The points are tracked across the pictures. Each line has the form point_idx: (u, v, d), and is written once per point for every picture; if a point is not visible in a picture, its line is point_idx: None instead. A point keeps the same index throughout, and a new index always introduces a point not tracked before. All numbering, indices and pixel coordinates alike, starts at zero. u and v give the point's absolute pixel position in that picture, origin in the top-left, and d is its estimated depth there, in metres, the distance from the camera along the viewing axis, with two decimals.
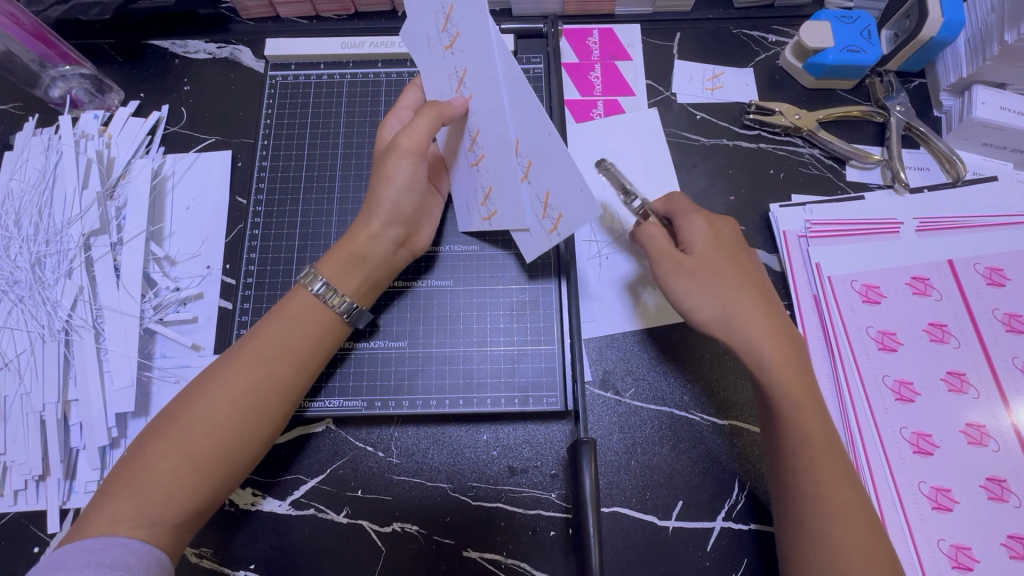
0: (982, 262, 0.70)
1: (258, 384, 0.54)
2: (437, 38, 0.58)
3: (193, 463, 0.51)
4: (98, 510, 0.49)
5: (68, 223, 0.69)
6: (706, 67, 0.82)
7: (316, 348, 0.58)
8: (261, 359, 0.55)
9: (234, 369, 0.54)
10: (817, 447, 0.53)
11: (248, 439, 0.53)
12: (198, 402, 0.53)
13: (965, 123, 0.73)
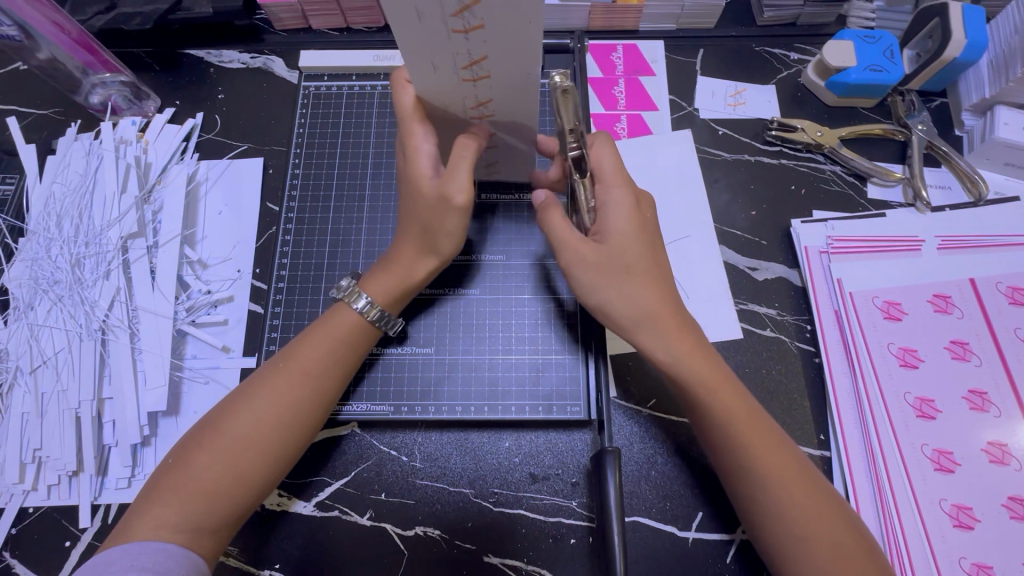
0: (1004, 281, 0.70)
1: (300, 396, 0.56)
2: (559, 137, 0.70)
3: (235, 473, 0.53)
4: (142, 516, 0.51)
5: (106, 226, 0.71)
6: (729, 83, 0.83)
7: (352, 360, 0.60)
8: (304, 371, 0.57)
9: (276, 381, 0.56)
10: (753, 449, 0.54)
11: (289, 447, 0.56)
12: (242, 411, 0.55)
13: (987, 143, 0.74)
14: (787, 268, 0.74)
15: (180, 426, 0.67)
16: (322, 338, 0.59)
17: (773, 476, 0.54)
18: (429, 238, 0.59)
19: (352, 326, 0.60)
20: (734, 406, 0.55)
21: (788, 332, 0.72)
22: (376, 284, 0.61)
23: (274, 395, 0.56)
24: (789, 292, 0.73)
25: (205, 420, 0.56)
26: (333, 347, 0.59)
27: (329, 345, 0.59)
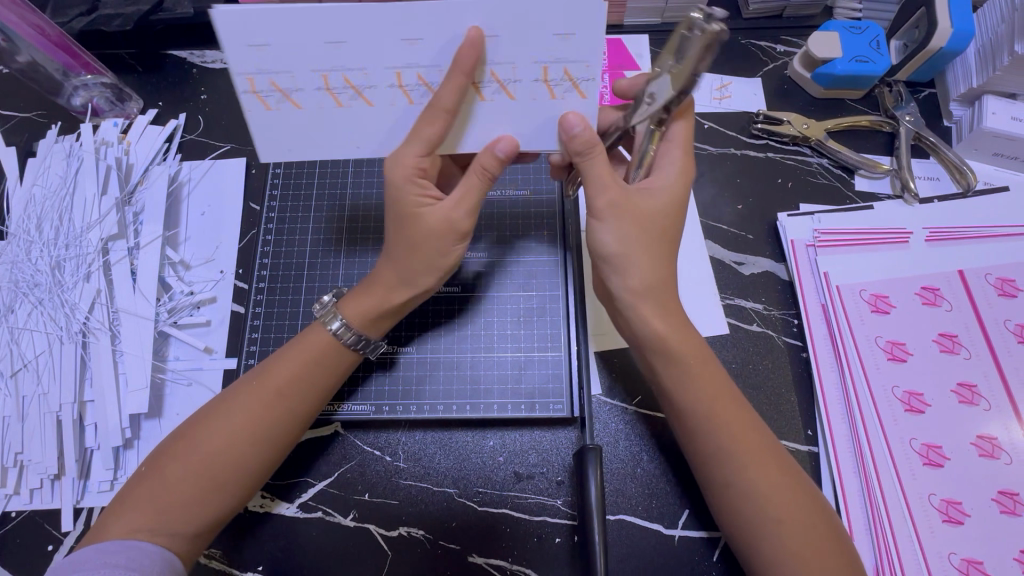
0: (993, 272, 0.69)
1: (273, 415, 0.55)
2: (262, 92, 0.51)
3: (207, 486, 0.52)
4: (115, 518, 0.51)
5: (87, 228, 0.71)
6: (714, 76, 0.82)
7: (329, 381, 0.58)
8: (275, 388, 0.55)
9: (249, 398, 0.55)
10: (750, 462, 0.52)
11: (261, 462, 0.54)
12: (212, 426, 0.54)
13: (976, 133, 0.73)
14: (773, 262, 0.74)
15: (162, 428, 0.67)
16: (294, 354, 0.57)
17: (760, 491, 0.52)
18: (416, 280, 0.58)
19: (325, 343, 0.58)
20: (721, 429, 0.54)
21: (776, 327, 0.71)
22: (353, 302, 0.58)
23: (245, 412, 0.54)
24: (776, 287, 0.73)
25: (175, 432, 0.55)
26: (305, 366, 0.57)
27: (302, 362, 0.57)
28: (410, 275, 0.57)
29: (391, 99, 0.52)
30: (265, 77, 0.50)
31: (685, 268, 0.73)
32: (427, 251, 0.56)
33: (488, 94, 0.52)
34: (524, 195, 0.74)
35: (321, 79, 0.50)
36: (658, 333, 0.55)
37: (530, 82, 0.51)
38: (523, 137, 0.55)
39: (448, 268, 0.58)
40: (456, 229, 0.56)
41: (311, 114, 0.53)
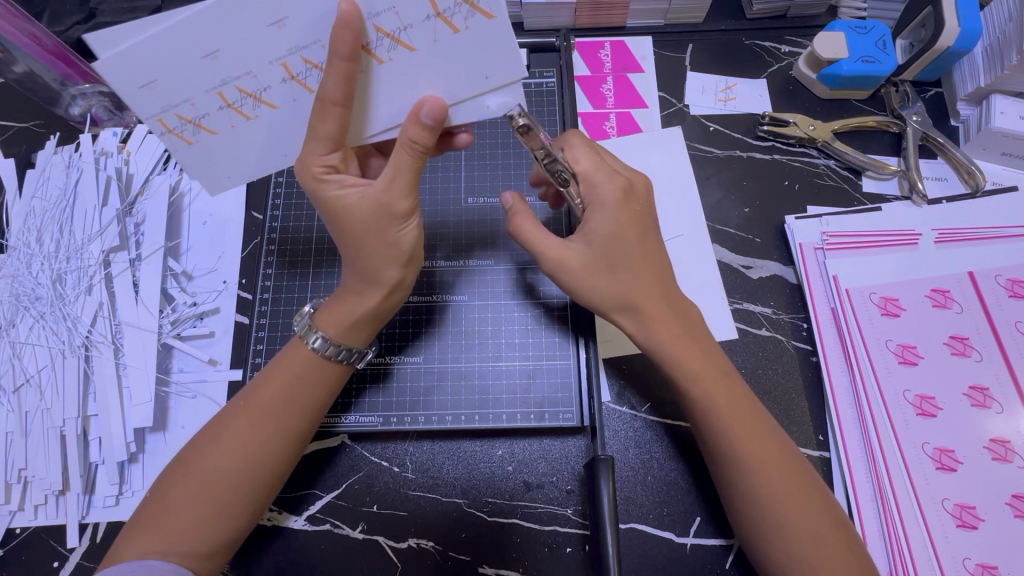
0: (1003, 274, 0.69)
1: (270, 437, 0.54)
2: (177, 128, 0.48)
3: (212, 511, 0.51)
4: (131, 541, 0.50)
5: (88, 240, 0.70)
6: (719, 78, 0.82)
7: (322, 398, 0.57)
8: (265, 412, 0.54)
9: (243, 421, 0.54)
10: (771, 472, 0.52)
11: (265, 484, 0.54)
12: (210, 451, 0.53)
13: (983, 133, 0.73)
14: (781, 265, 0.73)
15: (168, 442, 0.66)
16: (279, 375, 0.56)
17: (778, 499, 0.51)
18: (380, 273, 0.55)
19: (311, 361, 0.56)
20: (740, 438, 0.53)
21: (785, 331, 0.70)
22: (329, 316, 0.56)
23: (237, 436, 0.53)
24: (784, 290, 0.72)
25: (173, 459, 0.54)
26: (292, 388, 0.55)
27: (290, 383, 0.55)
28: (367, 271, 0.55)
29: (291, 95, 0.49)
30: (169, 113, 0.47)
31: (693, 272, 0.72)
32: (377, 244, 0.53)
33: (384, 55, 0.46)
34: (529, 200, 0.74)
35: (218, 97, 0.47)
36: (662, 340, 0.56)
37: (420, 24, 0.44)
38: (449, 91, 0.48)
39: (408, 253, 0.55)
40: (392, 212, 0.52)
41: (230, 136, 0.50)
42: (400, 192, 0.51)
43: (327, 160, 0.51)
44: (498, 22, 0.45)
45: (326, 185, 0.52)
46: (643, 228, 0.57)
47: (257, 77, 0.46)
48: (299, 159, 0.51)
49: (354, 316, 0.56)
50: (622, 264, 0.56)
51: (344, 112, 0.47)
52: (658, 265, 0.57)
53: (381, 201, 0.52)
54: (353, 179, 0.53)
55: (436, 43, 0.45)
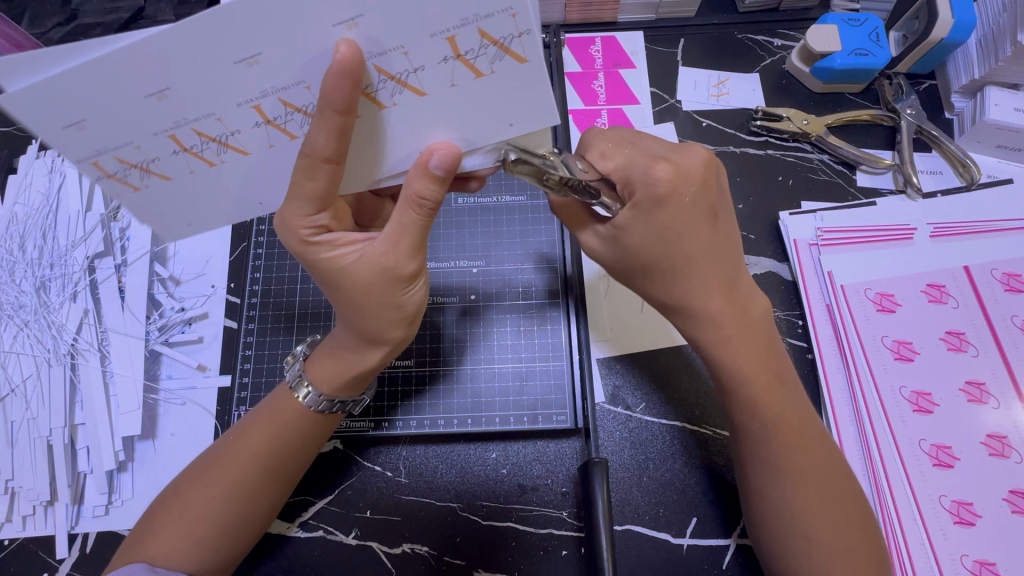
0: (999, 268, 0.68)
1: (252, 474, 0.54)
2: (122, 173, 0.44)
3: (193, 547, 0.51)
4: (139, 543, 0.52)
5: (71, 246, 0.69)
6: (711, 73, 0.81)
7: (308, 440, 0.56)
8: (250, 454, 0.54)
9: (225, 459, 0.54)
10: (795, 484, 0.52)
11: (247, 518, 0.54)
12: (194, 488, 0.53)
13: (978, 125, 0.72)
14: (776, 262, 0.72)
15: (157, 450, 0.65)
16: (267, 417, 0.55)
17: (802, 503, 0.52)
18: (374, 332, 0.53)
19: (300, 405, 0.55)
20: (780, 443, 0.53)
21: (780, 329, 0.70)
22: (321, 369, 0.55)
23: (223, 477, 0.53)
24: (779, 287, 0.71)
25: (161, 496, 0.55)
26: (278, 432, 0.55)
27: (277, 425, 0.55)
28: (370, 331, 0.53)
29: (267, 139, 0.44)
30: (107, 157, 0.42)
31: None
32: (383, 308, 0.52)
33: (388, 99, 0.42)
34: (520, 200, 0.73)
35: (171, 141, 0.42)
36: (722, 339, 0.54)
37: (435, 66, 0.39)
38: (468, 136, 0.45)
39: (412, 312, 0.54)
40: (397, 276, 0.50)
41: (184, 181, 0.45)
42: (404, 256, 0.49)
43: (319, 221, 0.48)
44: (533, 64, 0.40)
45: (320, 247, 0.50)
46: (693, 221, 0.51)
47: (221, 121, 0.41)
48: (287, 222, 0.48)
49: (351, 367, 0.55)
50: (659, 265, 0.53)
51: (337, 168, 0.44)
52: (717, 262, 0.53)
53: (384, 265, 0.49)
54: (347, 236, 0.51)
55: (453, 87, 0.41)
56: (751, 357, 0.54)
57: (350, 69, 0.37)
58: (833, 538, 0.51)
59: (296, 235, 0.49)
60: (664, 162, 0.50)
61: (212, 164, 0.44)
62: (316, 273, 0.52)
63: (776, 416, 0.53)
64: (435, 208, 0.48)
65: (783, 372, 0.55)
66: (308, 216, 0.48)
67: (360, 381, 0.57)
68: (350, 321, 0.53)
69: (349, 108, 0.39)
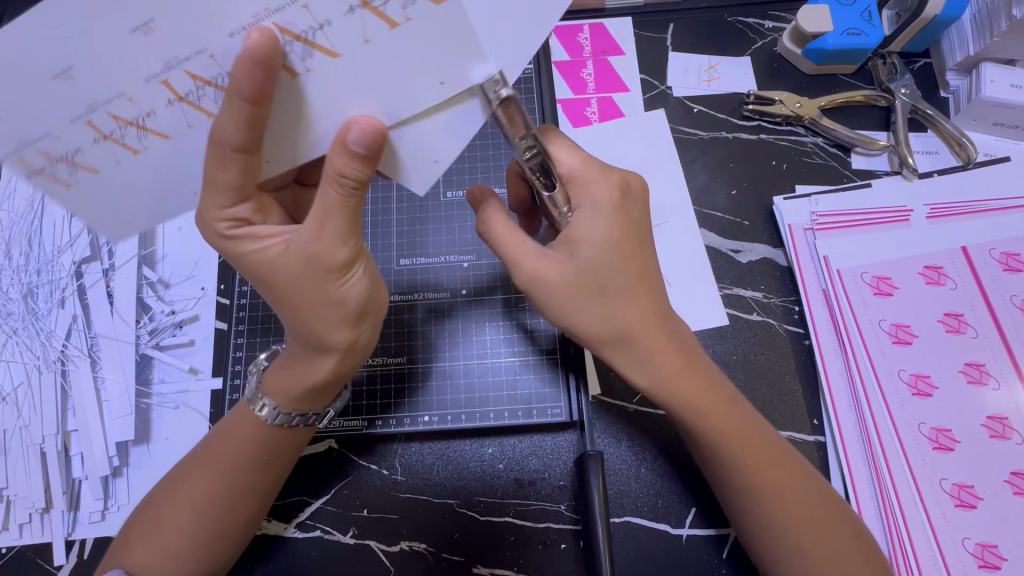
0: (997, 247, 0.67)
1: (223, 491, 0.54)
2: (53, 168, 0.42)
3: (169, 562, 0.52)
4: (125, 551, 0.53)
5: (58, 252, 0.69)
6: (702, 58, 0.80)
7: (270, 457, 0.56)
8: (217, 470, 0.54)
9: (194, 476, 0.54)
10: (785, 481, 0.52)
11: (223, 530, 0.54)
12: (168, 504, 0.54)
13: (974, 103, 0.71)
14: (771, 248, 0.71)
15: (151, 454, 0.65)
16: (229, 434, 0.55)
17: (789, 500, 0.52)
18: (318, 338, 0.51)
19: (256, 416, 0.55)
20: (762, 447, 0.53)
21: (776, 315, 0.69)
22: (279, 385, 0.55)
23: (194, 493, 0.54)
24: (774, 273, 0.70)
25: (141, 509, 0.55)
26: (240, 447, 0.55)
27: (241, 441, 0.55)
28: (312, 335, 0.51)
29: (183, 117, 0.41)
30: (29, 149, 0.40)
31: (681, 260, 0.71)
32: (323, 304, 0.49)
33: (301, 65, 0.40)
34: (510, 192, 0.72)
35: (90, 128, 0.40)
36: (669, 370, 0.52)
37: (342, 20, 0.37)
38: (394, 109, 0.41)
39: (356, 308, 0.51)
40: (327, 265, 0.47)
41: (114, 174, 0.43)
42: (331, 242, 0.47)
43: (238, 213, 0.48)
44: None
45: (243, 240, 0.48)
46: (621, 250, 0.51)
47: (132, 99, 0.39)
48: (203, 218, 0.47)
49: (310, 380, 0.53)
50: (597, 295, 0.51)
51: (250, 157, 0.43)
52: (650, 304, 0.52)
53: (312, 253, 0.47)
54: (271, 228, 0.49)
55: (367, 43, 0.38)
56: (689, 376, 0.53)
57: (263, 57, 0.37)
58: (811, 535, 0.52)
59: (214, 230, 0.48)
60: (579, 191, 0.51)
61: (134, 149, 0.42)
62: (247, 273, 0.50)
63: (738, 440, 0.52)
64: (360, 188, 0.45)
65: (731, 398, 0.55)
66: (226, 209, 0.47)
67: (325, 393, 0.56)
68: (293, 323, 0.51)
69: (259, 97, 0.39)
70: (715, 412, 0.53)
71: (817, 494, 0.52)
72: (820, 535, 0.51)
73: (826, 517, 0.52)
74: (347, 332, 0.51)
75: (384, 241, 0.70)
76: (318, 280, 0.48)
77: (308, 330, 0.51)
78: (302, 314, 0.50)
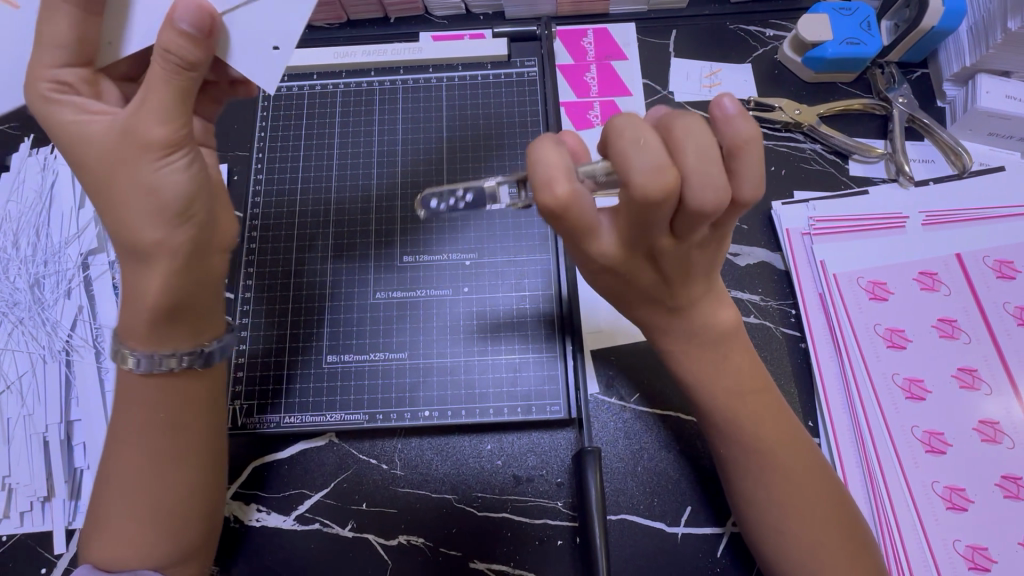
0: (991, 255, 0.68)
1: (158, 463, 0.52)
2: None
3: (136, 551, 0.51)
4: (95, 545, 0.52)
5: (66, 243, 0.70)
6: (704, 64, 0.81)
7: (198, 418, 0.54)
8: (142, 439, 0.51)
9: (127, 454, 0.51)
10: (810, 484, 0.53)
11: (179, 510, 0.53)
12: (112, 489, 0.52)
13: (970, 113, 0.72)
14: (769, 252, 0.72)
15: None
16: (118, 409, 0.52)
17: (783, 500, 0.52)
18: (138, 242, 0.47)
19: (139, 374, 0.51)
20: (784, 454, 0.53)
21: (773, 318, 0.70)
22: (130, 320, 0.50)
23: (123, 478, 0.51)
24: (772, 276, 0.71)
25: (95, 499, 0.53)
26: (135, 426, 0.51)
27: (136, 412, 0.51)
28: (125, 231, 0.48)
29: None
30: None
31: None
32: (134, 190, 0.46)
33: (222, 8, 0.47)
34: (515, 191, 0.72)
35: None
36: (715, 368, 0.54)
37: None
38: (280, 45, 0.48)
39: (174, 202, 0.47)
40: (142, 140, 0.45)
41: None
42: (148, 117, 0.45)
43: (61, 76, 0.47)
44: None
45: (60, 106, 0.46)
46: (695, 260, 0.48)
47: None
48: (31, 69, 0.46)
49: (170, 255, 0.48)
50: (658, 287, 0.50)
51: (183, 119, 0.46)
52: (684, 282, 0.49)
53: (130, 127, 0.45)
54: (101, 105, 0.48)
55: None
56: (702, 362, 0.54)
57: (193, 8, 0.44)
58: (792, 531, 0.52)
59: (34, 88, 0.46)
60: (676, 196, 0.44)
61: None
62: (60, 146, 0.48)
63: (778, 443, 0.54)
64: (190, 70, 0.45)
65: (757, 384, 0.55)
66: (50, 68, 0.46)
67: (199, 327, 0.52)
68: (113, 228, 0.48)
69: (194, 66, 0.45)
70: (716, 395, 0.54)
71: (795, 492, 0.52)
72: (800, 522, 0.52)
73: (809, 503, 0.52)
74: (157, 224, 0.47)
75: (389, 238, 0.71)
76: (124, 160, 0.46)
77: (108, 213, 0.48)
78: (111, 203, 0.47)
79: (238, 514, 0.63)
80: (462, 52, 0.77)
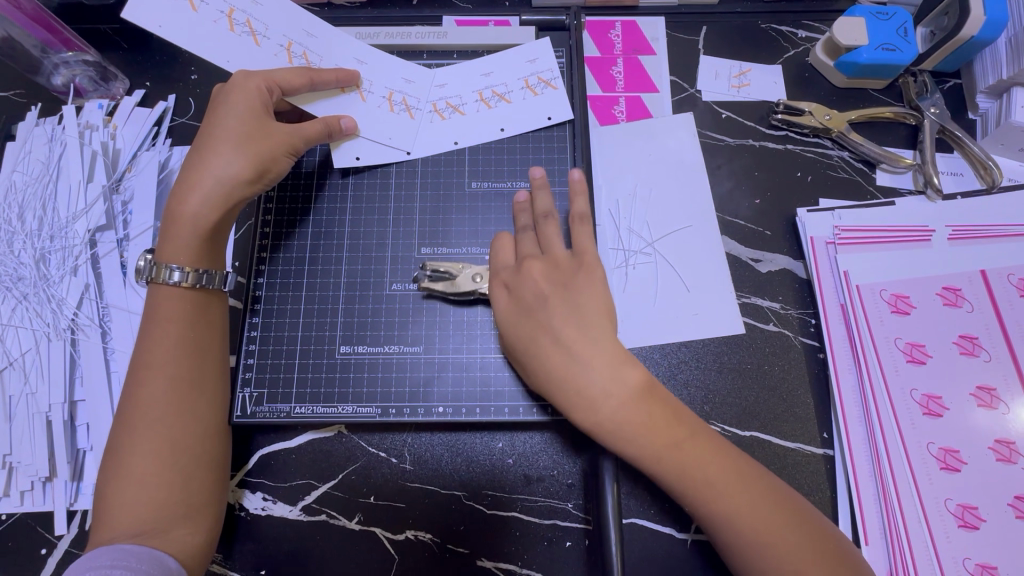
0: (1016, 273, 0.67)
1: (170, 410, 0.54)
2: None
3: (145, 507, 0.52)
4: (108, 516, 0.51)
5: (72, 219, 0.67)
6: (733, 63, 0.79)
7: (207, 366, 0.58)
8: (163, 381, 0.55)
9: (143, 401, 0.54)
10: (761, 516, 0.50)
11: (185, 463, 0.54)
12: (125, 443, 0.53)
13: (1003, 128, 0.71)
14: (792, 260, 0.71)
15: None
16: (146, 354, 0.56)
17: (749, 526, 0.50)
18: (222, 183, 0.58)
19: (179, 308, 0.57)
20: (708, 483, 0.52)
21: (792, 327, 0.69)
22: (172, 239, 0.58)
23: (136, 424, 0.54)
24: (793, 284, 0.70)
25: (103, 471, 0.53)
26: (154, 374, 0.55)
27: (165, 356, 0.56)
28: (212, 170, 0.58)
29: None
30: None
31: (701, 266, 0.71)
32: (257, 156, 0.60)
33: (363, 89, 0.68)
34: None
35: None
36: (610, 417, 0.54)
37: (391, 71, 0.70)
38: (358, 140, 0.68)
39: (256, 178, 0.60)
40: (284, 142, 0.61)
41: None
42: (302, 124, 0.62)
43: (272, 82, 0.61)
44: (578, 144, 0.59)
45: (232, 90, 0.60)
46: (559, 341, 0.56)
47: None
48: (242, 72, 0.61)
49: (214, 181, 0.58)
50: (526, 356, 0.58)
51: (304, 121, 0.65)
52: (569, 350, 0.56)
53: (279, 127, 0.61)
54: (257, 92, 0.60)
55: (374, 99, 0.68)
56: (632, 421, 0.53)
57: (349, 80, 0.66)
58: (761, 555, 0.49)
59: (246, 76, 0.60)
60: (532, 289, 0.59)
61: None
62: (215, 106, 0.61)
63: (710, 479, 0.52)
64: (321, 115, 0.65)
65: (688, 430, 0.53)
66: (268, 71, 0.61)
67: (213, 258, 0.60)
68: (199, 162, 0.59)
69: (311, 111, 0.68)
70: (661, 450, 0.53)
71: (779, 523, 0.50)
72: (776, 550, 0.49)
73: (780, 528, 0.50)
74: (238, 184, 0.59)
75: (408, 228, 0.69)
76: (252, 131, 0.60)
77: (203, 154, 0.59)
78: (215, 151, 0.59)
79: (243, 502, 0.63)
80: (486, 38, 0.74)
